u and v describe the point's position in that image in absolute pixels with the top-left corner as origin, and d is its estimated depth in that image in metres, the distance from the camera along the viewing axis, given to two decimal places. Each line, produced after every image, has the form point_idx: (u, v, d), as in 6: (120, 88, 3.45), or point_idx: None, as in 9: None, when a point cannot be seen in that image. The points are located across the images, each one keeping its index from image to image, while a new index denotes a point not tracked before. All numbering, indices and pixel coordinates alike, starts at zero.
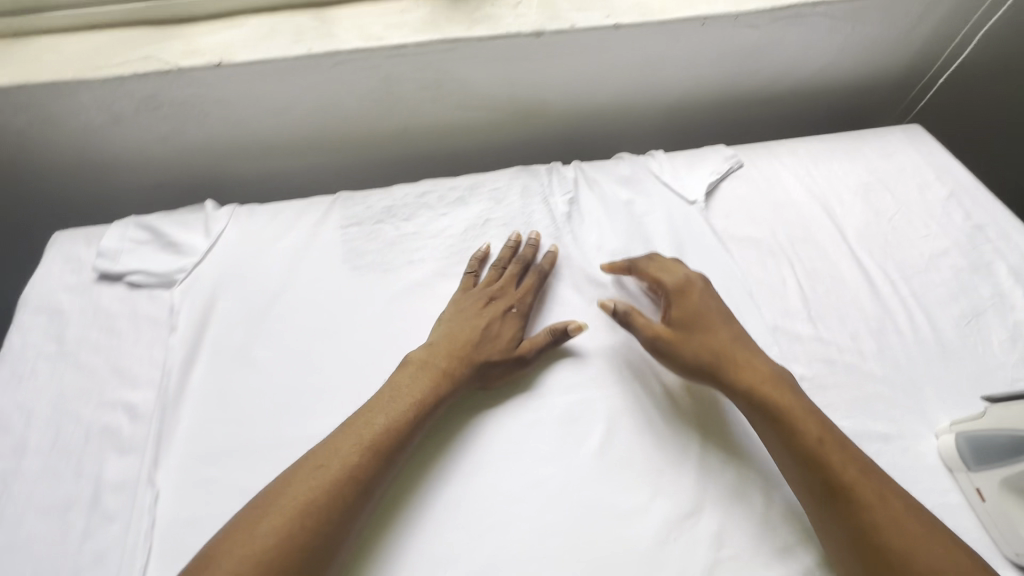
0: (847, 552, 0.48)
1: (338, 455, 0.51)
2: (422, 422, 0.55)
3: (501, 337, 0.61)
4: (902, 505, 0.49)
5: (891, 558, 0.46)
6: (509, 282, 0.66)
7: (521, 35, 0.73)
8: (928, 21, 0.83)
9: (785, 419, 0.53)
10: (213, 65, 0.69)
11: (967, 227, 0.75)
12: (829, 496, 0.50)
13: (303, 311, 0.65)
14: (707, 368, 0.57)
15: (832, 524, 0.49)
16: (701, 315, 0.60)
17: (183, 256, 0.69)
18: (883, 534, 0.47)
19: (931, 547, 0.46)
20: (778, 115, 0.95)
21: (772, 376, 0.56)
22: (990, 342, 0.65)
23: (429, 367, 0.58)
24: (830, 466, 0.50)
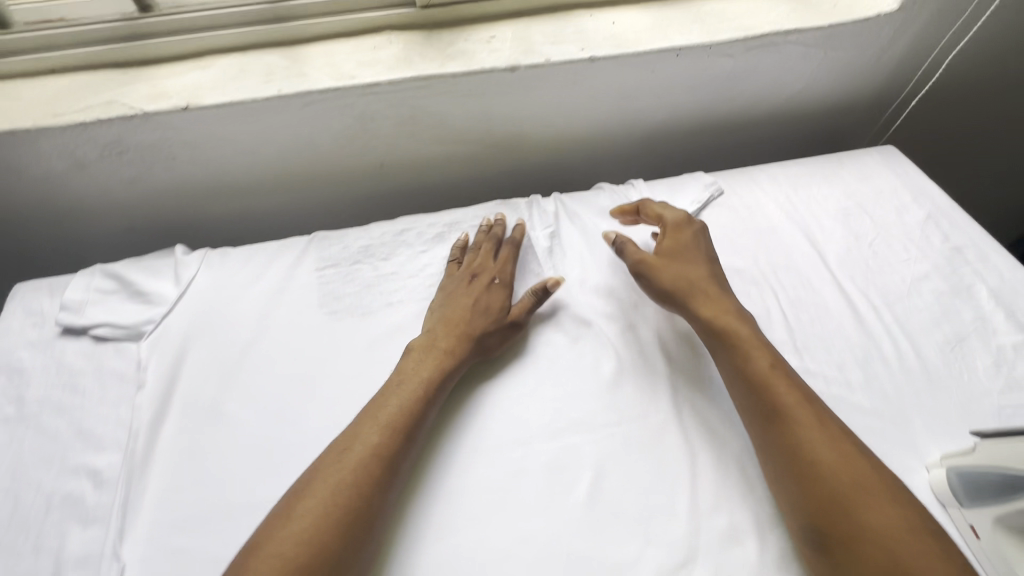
0: (781, 477, 0.52)
1: (360, 438, 0.54)
2: (433, 401, 0.58)
3: (491, 307, 0.66)
4: (838, 430, 0.52)
5: (822, 483, 0.49)
6: (488, 257, 0.71)
7: (495, 70, 0.72)
8: (896, 47, 0.84)
9: (738, 349, 0.59)
10: (180, 109, 0.67)
11: (946, 249, 0.75)
12: (768, 417, 0.54)
13: (278, 360, 0.63)
14: (676, 292, 0.65)
15: (772, 452, 0.53)
16: (680, 250, 0.69)
17: (152, 306, 0.67)
18: (810, 454, 0.51)
19: (859, 473, 0.49)
20: (755, 138, 0.96)
21: (732, 311, 0.62)
22: (975, 368, 0.64)
23: (434, 349, 0.62)
24: (768, 389, 0.55)
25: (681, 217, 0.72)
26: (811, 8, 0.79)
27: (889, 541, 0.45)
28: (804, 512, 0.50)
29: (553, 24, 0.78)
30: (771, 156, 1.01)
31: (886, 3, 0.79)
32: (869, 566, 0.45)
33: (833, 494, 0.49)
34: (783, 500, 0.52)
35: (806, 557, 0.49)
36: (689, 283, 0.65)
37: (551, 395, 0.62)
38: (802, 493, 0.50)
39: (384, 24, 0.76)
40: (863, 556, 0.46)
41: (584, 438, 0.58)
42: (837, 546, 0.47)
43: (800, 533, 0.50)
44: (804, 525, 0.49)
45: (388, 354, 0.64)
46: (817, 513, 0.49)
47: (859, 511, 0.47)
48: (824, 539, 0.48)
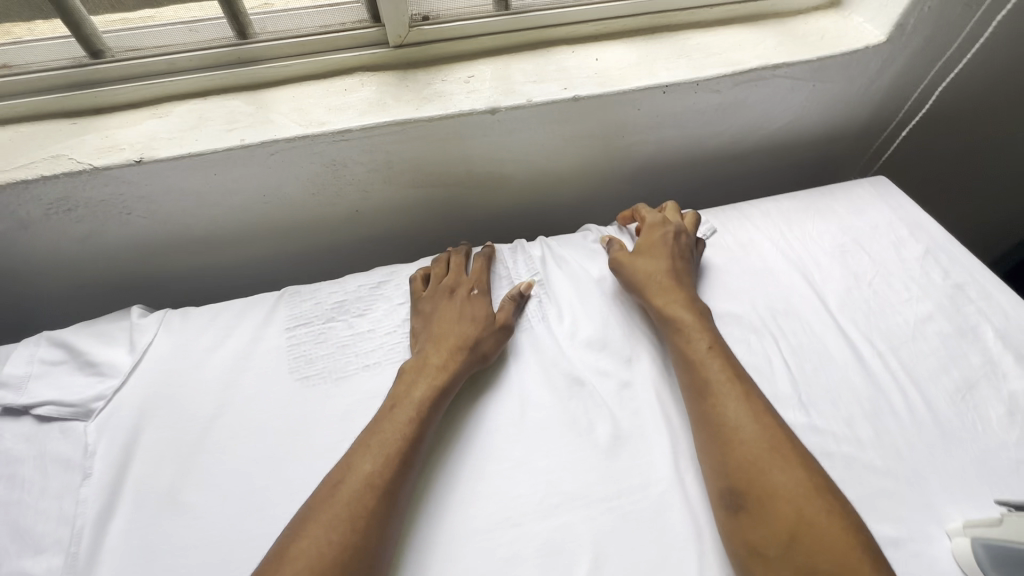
0: (706, 444, 0.55)
1: (358, 467, 0.51)
2: (429, 421, 0.56)
3: (475, 314, 0.65)
4: (760, 405, 0.55)
5: (742, 448, 0.52)
6: (460, 271, 0.71)
7: (473, 112, 0.69)
8: (885, 77, 0.82)
9: (680, 334, 0.62)
10: (133, 163, 0.63)
11: (948, 287, 0.72)
12: (700, 392, 0.57)
13: (244, 437, 0.57)
14: (636, 283, 0.68)
15: (700, 423, 0.56)
16: (645, 245, 0.72)
17: (103, 379, 0.61)
18: (732, 423, 0.54)
19: (777, 440, 0.52)
20: (744, 171, 0.93)
21: (682, 298, 0.65)
22: (988, 418, 0.60)
23: (426, 368, 0.60)
24: (703, 367, 0.59)
25: (660, 217, 0.75)
26: (797, 40, 0.78)
27: (796, 499, 0.48)
28: (722, 473, 0.52)
29: (534, 61, 0.75)
30: (761, 188, 0.99)
31: (873, 36, 0.77)
32: (776, 520, 0.48)
33: (750, 457, 0.51)
34: (706, 465, 0.54)
35: (720, 517, 0.51)
36: (649, 275, 0.68)
37: (543, 470, 0.56)
38: (723, 457, 0.53)
39: (356, 66, 0.73)
40: (772, 511, 0.48)
41: (580, 518, 0.53)
42: (749, 504, 0.50)
43: (717, 495, 0.52)
44: (720, 487, 0.52)
45: (364, 425, 0.58)
46: (734, 474, 0.51)
47: (771, 472, 0.50)
48: (737, 498, 0.50)
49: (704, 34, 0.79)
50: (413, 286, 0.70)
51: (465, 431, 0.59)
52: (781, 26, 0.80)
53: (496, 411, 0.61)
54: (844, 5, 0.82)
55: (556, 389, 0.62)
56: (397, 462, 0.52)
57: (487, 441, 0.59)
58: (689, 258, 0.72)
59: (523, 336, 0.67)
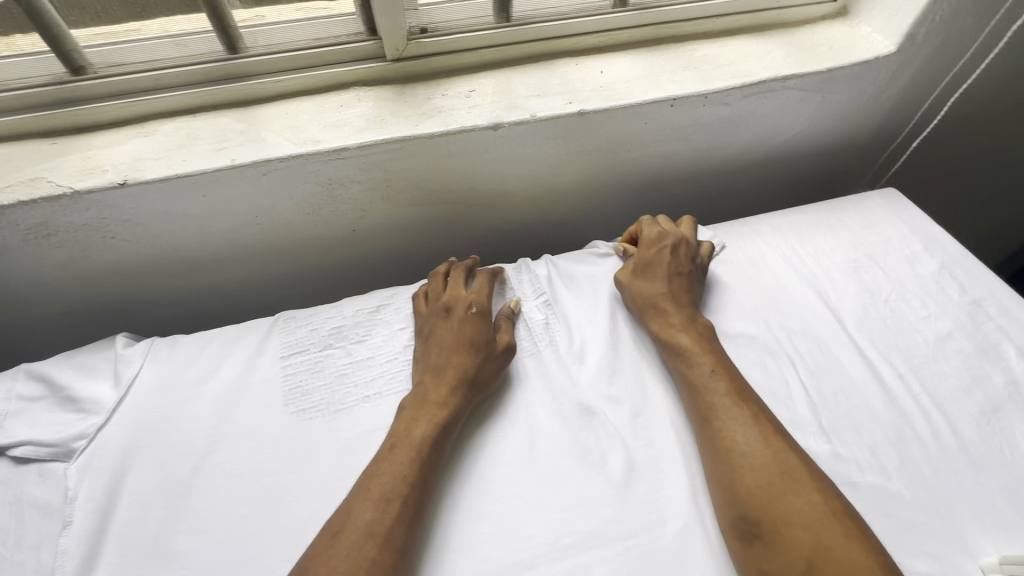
0: (712, 470, 0.52)
1: (358, 516, 0.48)
2: (432, 462, 0.53)
3: (473, 338, 0.62)
4: (770, 427, 0.53)
5: (752, 473, 0.50)
6: (458, 288, 0.67)
7: (476, 128, 0.66)
8: (894, 88, 0.80)
9: (681, 357, 0.60)
10: (117, 186, 0.59)
11: (966, 303, 0.70)
12: (704, 417, 0.55)
13: (236, 476, 0.54)
14: (635, 305, 0.66)
15: (705, 448, 0.54)
16: (641, 262, 0.70)
17: (86, 416, 0.57)
18: (740, 448, 0.52)
19: (787, 463, 0.50)
20: (751, 184, 0.91)
21: (681, 321, 0.63)
22: (1016, 443, 0.58)
23: (426, 404, 0.56)
24: (705, 390, 0.56)
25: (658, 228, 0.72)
26: (805, 51, 0.76)
27: (813, 524, 0.46)
28: (732, 500, 0.49)
29: (537, 74, 0.73)
30: (767, 200, 0.97)
31: (883, 46, 0.75)
32: (794, 548, 0.45)
33: (761, 482, 0.49)
34: (714, 492, 0.51)
35: (732, 546, 0.48)
36: (647, 297, 0.66)
37: (553, 506, 0.52)
38: (732, 483, 0.50)
39: (352, 81, 0.70)
40: (788, 539, 0.46)
41: (595, 560, 0.49)
42: (763, 532, 0.47)
43: (727, 523, 0.49)
44: (731, 514, 0.49)
45: (365, 462, 0.55)
46: (746, 501, 0.49)
47: (784, 498, 0.48)
48: (750, 526, 0.48)
49: (711, 44, 0.77)
50: (414, 306, 0.68)
51: (470, 467, 0.55)
52: (788, 36, 0.78)
53: (502, 444, 0.57)
54: (852, 15, 0.80)
55: (565, 421, 0.58)
56: (397, 505, 0.49)
57: (493, 475, 0.55)
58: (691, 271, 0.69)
59: (527, 361, 0.64)
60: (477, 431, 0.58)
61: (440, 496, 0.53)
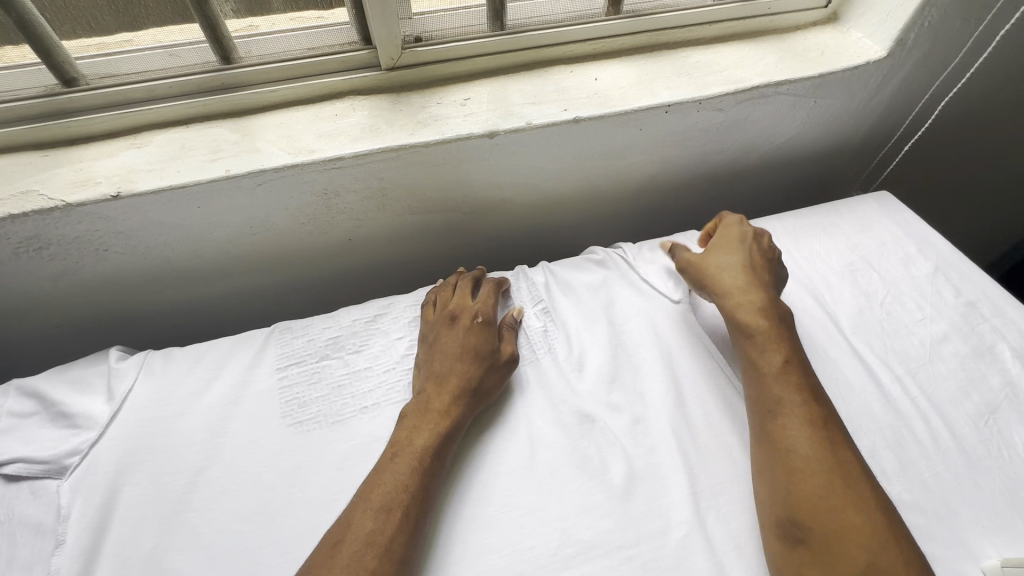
0: (768, 470, 0.51)
1: (356, 526, 0.47)
2: (432, 471, 0.52)
3: (478, 347, 0.61)
4: (836, 435, 0.51)
5: (812, 479, 0.48)
6: (465, 296, 0.67)
7: (472, 136, 0.66)
8: (884, 92, 0.81)
9: (755, 344, 0.59)
10: (111, 198, 0.59)
11: (961, 305, 0.70)
12: (770, 410, 0.54)
13: (232, 491, 0.53)
14: (705, 283, 0.65)
15: (763, 446, 0.52)
16: (719, 244, 0.69)
17: (79, 432, 0.56)
18: (802, 449, 0.50)
19: (849, 475, 0.48)
20: (745, 188, 0.91)
21: (757, 307, 0.61)
22: (1013, 444, 0.58)
23: (428, 412, 0.56)
24: (772, 385, 0.55)
25: (739, 217, 0.72)
26: (797, 57, 0.76)
27: (866, 543, 0.45)
28: (784, 503, 0.49)
29: (532, 82, 0.73)
30: (762, 204, 0.97)
31: (873, 52, 0.75)
32: (842, 561, 0.45)
33: (818, 490, 0.48)
34: (763, 492, 0.51)
35: (773, 546, 0.48)
36: (722, 276, 0.65)
37: (554, 516, 0.52)
38: (786, 486, 0.49)
39: (345, 90, 0.70)
40: (837, 552, 0.45)
41: (598, 569, 0.49)
42: (811, 539, 0.46)
43: (773, 523, 0.49)
44: (778, 517, 0.49)
45: (364, 474, 0.54)
46: (799, 505, 0.48)
47: (842, 512, 0.46)
48: (798, 530, 0.47)
49: (704, 51, 0.78)
50: (422, 313, 0.67)
51: (469, 478, 0.55)
52: (779, 42, 0.79)
53: (502, 454, 0.57)
54: (842, 20, 0.81)
55: (564, 429, 0.58)
56: (398, 515, 0.48)
57: (493, 485, 0.54)
58: (772, 259, 0.67)
59: (528, 369, 0.64)
60: (476, 440, 0.58)
61: (440, 508, 0.53)
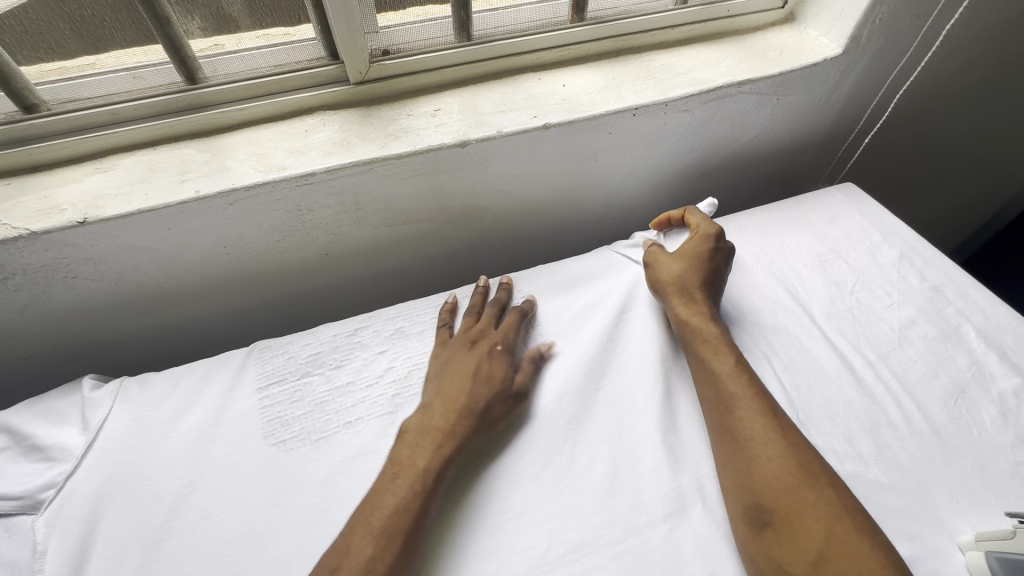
0: (730, 460, 0.52)
1: (353, 551, 0.47)
2: (433, 493, 0.51)
3: (494, 377, 0.60)
4: (783, 425, 0.53)
5: (769, 464, 0.50)
6: (488, 323, 0.66)
7: (443, 146, 0.66)
8: (843, 88, 0.83)
9: (707, 346, 0.61)
10: (77, 225, 0.58)
11: (926, 289, 0.73)
12: (726, 405, 0.55)
13: (214, 516, 0.52)
14: (662, 285, 0.68)
15: (724, 439, 0.54)
16: (683, 251, 0.70)
17: (54, 464, 0.55)
18: (758, 439, 0.52)
19: (804, 458, 0.50)
20: (718, 186, 0.93)
21: (705, 313, 0.64)
22: (981, 421, 0.60)
23: (430, 430, 0.55)
24: (726, 381, 0.57)
25: (710, 229, 0.72)
26: (757, 57, 0.79)
27: (826, 517, 0.46)
28: (748, 489, 0.50)
29: (501, 90, 0.74)
30: (734, 201, 0.99)
31: (830, 49, 0.78)
32: (804, 540, 0.46)
33: (778, 473, 0.49)
34: (728, 484, 0.51)
35: (743, 534, 0.48)
36: (678, 283, 0.66)
37: (541, 519, 0.52)
38: (748, 473, 0.50)
39: (315, 104, 0.70)
40: (800, 530, 0.46)
41: (587, 569, 0.49)
42: (778, 522, 0.47)
43: (741, 511, 0.49)
44: (745, 503, 0.49)
45: (349, 489, 0.54)
46: (762, 490, 0.49)
47: (800, 491, 0.48)
48: (764, 515, 0.48)
49: (668, 54, 0.80)
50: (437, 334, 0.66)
51: (456, 485, 0.55)
52: (740, 43, 0.81)
53: (486, 460, 0.57)
54: (799, 20, 0.84)
55: (543, 430, 0.58)
56: (396, 541, 0.47)
57: (479, 491, 0.54)
58: (722, 270, 0.70)
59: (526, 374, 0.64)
60: None
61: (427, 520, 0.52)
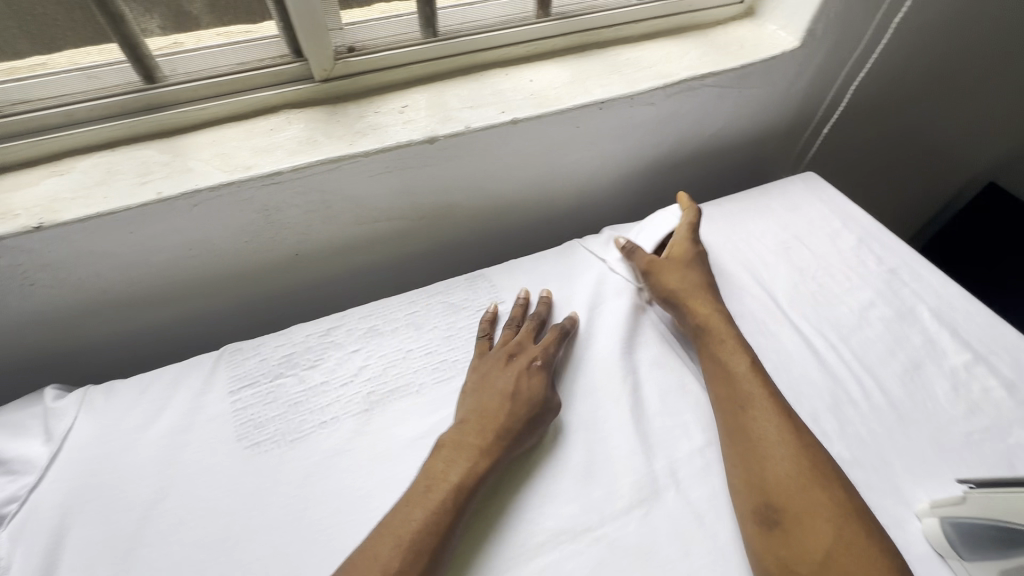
0: (742, 458, 0.53)
1: (378, 562, 0.46)
2: (463, 511, 0.50)
3: (530, 394, 0.58)
4: (798, 424, 0.55)
5: (783, 464, 0.52)
6: (528, 337, 0.64)
7: (412, 143, 0.66)
8: (802, 80, 0.86)
9: (721, 348, 0.62)
10: (32, 230, 0.56)
11: (883, 272, 0.76)
12: (741, 405, 0.57)
13: (186, 522, 0.51)
14: (671, 293, 0.68)
15: (735, 438, 0.55)
16: (685, 259, 0.72)
17: (15, 478, 0.53)
18: (773, 438, 0.53)
19: (816, 461, 0.52)
20: (685, 178, 0.95)
21: (722, 316, 0.65)
22: (935, 395, 0.63)
23: (465, 446, 0.54)
24: (743, 381, 0.58)
25: (687, 232, 0.75)
26: (719, 50, 0.81)
27: (835, 518, 0.48)
28: (760, 488, 0.51)
29: (468, 86, 0.74)
30: (701, 193, 1.01)
31: (788, 42, 0.80)
32: (813, 539, 0.47)
33: (791, 473, 0.51)
34: (737, 482, 0.53)
35: (750, 532, 0.50)
36: (687, 289, 0.68)
37: (520, 510, 0.53)
38: (760, 472, 0.52)
39: (279, 103, 0.70)
40: (809, 529, 0.48)
41: (566, 554, 0.50)
42: (787, 521, 0.49)
43: (750, 509, 0.51)
44: (755, 501, 0.51)
45: (326, 488, 0.54)
46: (775, 489, 0.50)
47: (812, 492, 0.50)
48: (774, 513, 0.49)
49: (633, 48, 0.81)
50: (475, 345, 0.65)
51: None
52: (703, 37, 0.83)
53: None
54: (758, 14, 0.86)
55: None
56: (426, 557, 0.46)
57: None
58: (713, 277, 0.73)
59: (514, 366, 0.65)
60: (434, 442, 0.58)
61: None
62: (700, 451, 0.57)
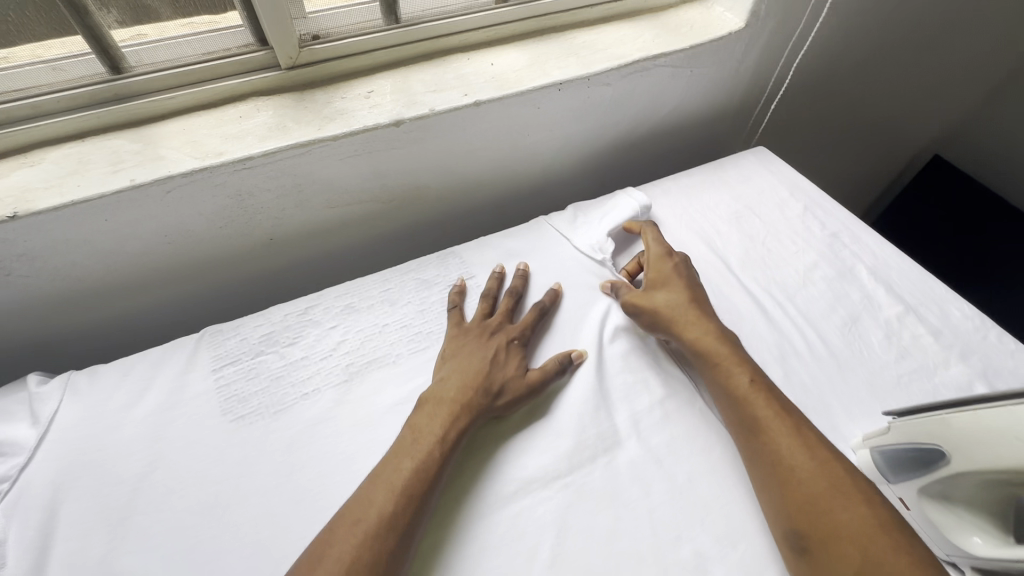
0: (766, 485, 0.53)
1: (374, 505, 0.49)
2: (447, 460, 0.54)
3: (509, 366, 0.62)
4: (813, 439, 0.54)
5: (802, 487, 0.50)
6: (505, 316, 0.68)
7: (379, 126, 0.69)
8: (749, 59, 0.91)
9: (722, 369, 0.61)
10: (6, 219, 0.57)
11: (826, 237, 0.82)
12: (752, 430, 0.55)
13: (178, 490, 0.54)
14: (660, 320, 0.66)
15: (758, 466, 0.54)
16: (665, 280, 0.70)
17: (5, 459, 0.55)
18: (789, 459, 0.52)
19: (837, 480, 0.50)
20: (644, 155, 1.00)
21: (717, 333, 0.64)
22: (870, 343, 0.69)
23: (442, 403, 0.58)
24: (749, 403, 0.57)
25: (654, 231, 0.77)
26: (670, 32, 0.85)
27: (861, 539, 0.46)
28: (786, 515, 0.50)
29: (432, 71, 0.77)
30: (661, 169, 1.06)
31: (733, 23, 0.85)
32: (843, 565, 0.46)
33: (811, 495, 0.50)
34: (768, 507, 0.52)
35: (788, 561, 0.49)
36: (678, 314, 0.66)
37: (499, 459, 0.58)
38: (783, 499, 0.51)
39: (247, 91, 0.71)
40: (838, 553, 0.46)
41: (538, 498, 0.55)
42: (817, 548, 0.48)
43: (782, 535, 0.50)
44: (784, 527, 0.50)
45: (311, 453, 0.57)
46: (802, 518, 0.49)
47: (836, 513, 0.48)
48: (804, 541, 0.48)
49: (589, 32, 0.85)
50: (449, 317, 0.69)
51: None
52: (655, 20, 0.88)
53: None
54: None
55: None
56: (417, 502, 0.50)
57: None
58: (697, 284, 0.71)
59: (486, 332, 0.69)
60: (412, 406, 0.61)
61: None
62: (659, 402, 0.62)
